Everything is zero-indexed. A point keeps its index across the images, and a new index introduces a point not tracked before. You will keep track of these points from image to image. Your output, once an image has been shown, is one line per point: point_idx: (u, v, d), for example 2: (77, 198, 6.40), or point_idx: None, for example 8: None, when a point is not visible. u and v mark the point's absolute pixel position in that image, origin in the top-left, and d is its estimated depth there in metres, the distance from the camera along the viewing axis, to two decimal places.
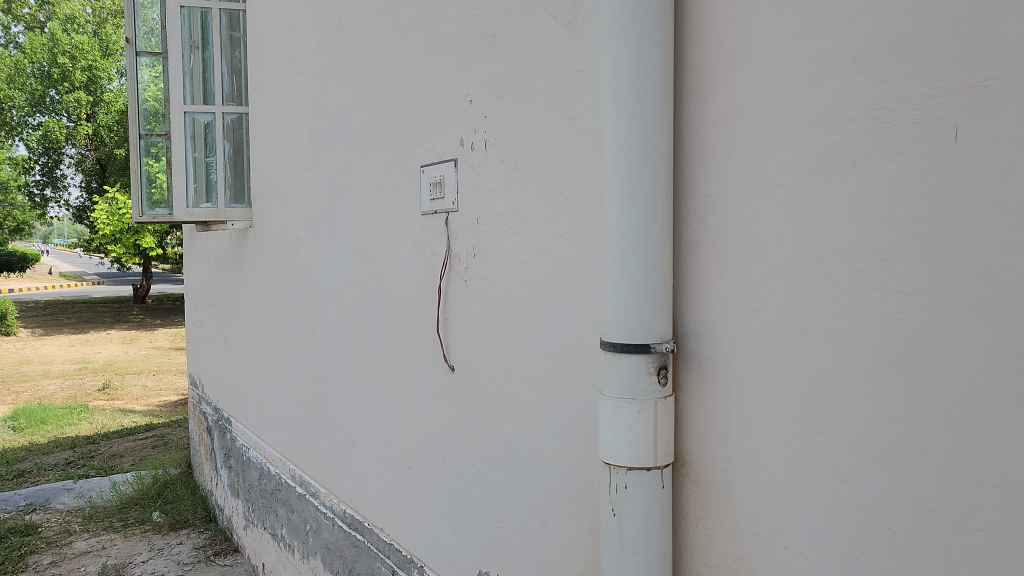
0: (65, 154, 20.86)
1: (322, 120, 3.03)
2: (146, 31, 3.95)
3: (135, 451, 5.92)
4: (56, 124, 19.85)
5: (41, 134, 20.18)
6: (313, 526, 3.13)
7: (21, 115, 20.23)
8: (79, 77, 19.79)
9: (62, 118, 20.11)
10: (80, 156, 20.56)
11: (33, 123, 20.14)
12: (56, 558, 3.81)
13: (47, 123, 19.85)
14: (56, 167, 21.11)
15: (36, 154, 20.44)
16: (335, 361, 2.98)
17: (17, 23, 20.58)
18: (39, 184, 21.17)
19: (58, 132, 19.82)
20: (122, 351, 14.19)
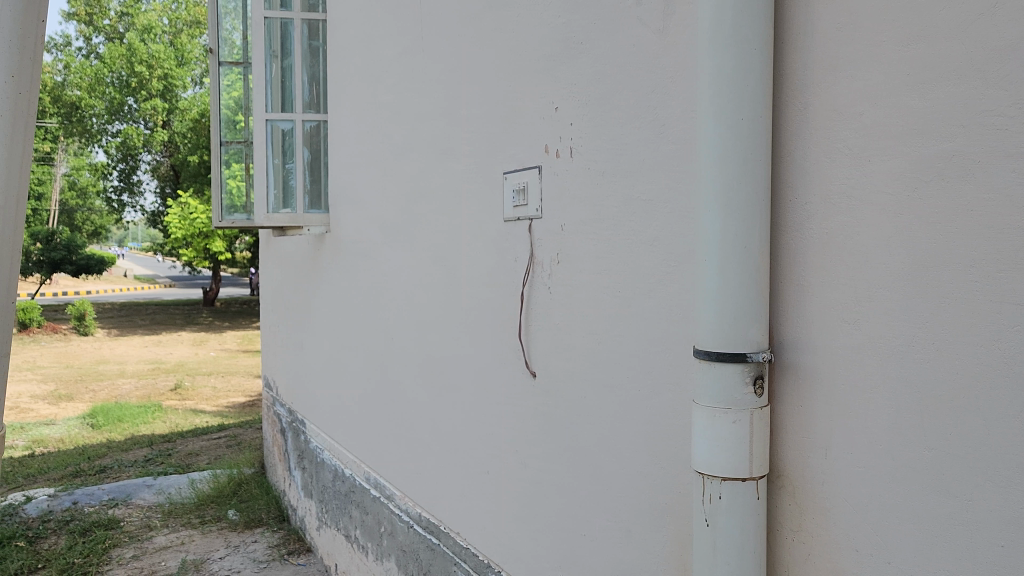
0: (142, 161, 21.84)
1: (402, 128, 3.08)
2: (226, 43, 4.42)
3: (209, 450, 6.08)
4: (134, 131, 20.66)
5: (120, 142, 21.11)
6: (387, 529, 3.17)
7: (101, 123, 21.18)
8: (156, 85, 20.40)
9: (140, 126, 20.88)
10: (156, 163, 21.59)
11: (112, 130, 21.09)
12: (138, 551, 3.93)
13: (126, 131, 20.66)
14: (134, 173, 22.14)
15: (115, 160, 21.42)
16: (412, 366, 3.01)
17: (98, 34, 21.29)
18: (116, 189, 22.02)
19: (136, 139, 20.58)
20: (195, 352, 14.60)
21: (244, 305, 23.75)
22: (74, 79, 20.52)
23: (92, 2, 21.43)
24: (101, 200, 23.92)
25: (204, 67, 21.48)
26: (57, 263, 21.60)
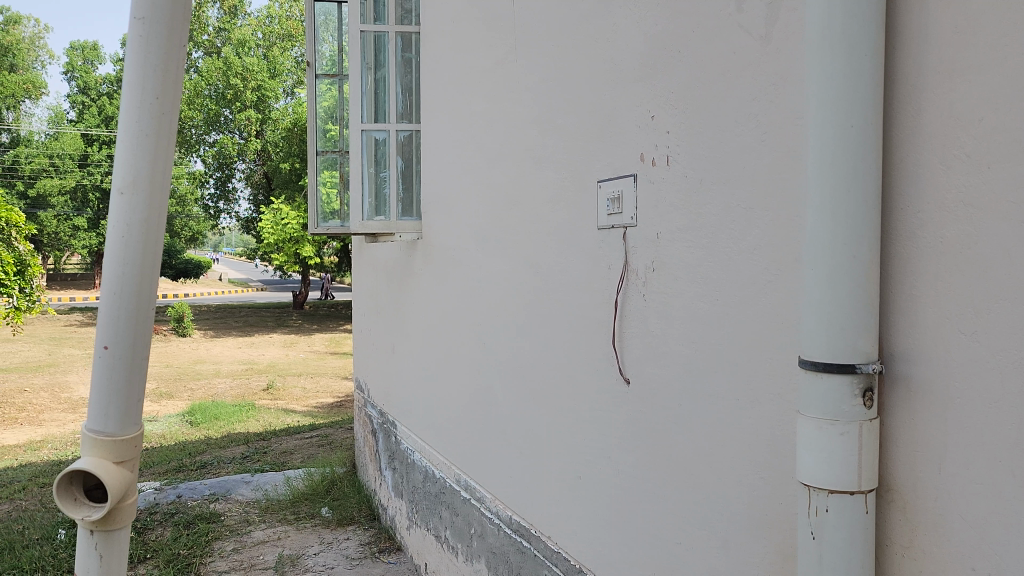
0: (237, 169, 22.83)
1: (494, 136, 3.14)
2: (323, 58, 4.61)
3: (303, 449, 6.28)
4: (230, 141, 21.58)
5: (216, 151, 22.05)
6: (477, 530, 3.22)
7: (199, 134, 22.20)
8: (250, 96, 21.12)
9: (235, 136, 21.81)
10: (249, 171, 22.48)
11: (209, 140, 22.09)
12: (238, 545, 4.10)
13: (222, 141, 21.59)
14: (229, 181, 23.12)
15: (212, 168, 22.46)
16: (504, 370, 3.05)
17: (198, 49, 22.43)
18: (213, 197, 23.13)
19: (231, 149, 21.49)
20: (287, 354, 15.09)
21: (331, 309, 24.36)
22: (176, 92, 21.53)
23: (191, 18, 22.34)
24: (199, 208, 25.00)
25: (296, 78, 22.18)
26: None
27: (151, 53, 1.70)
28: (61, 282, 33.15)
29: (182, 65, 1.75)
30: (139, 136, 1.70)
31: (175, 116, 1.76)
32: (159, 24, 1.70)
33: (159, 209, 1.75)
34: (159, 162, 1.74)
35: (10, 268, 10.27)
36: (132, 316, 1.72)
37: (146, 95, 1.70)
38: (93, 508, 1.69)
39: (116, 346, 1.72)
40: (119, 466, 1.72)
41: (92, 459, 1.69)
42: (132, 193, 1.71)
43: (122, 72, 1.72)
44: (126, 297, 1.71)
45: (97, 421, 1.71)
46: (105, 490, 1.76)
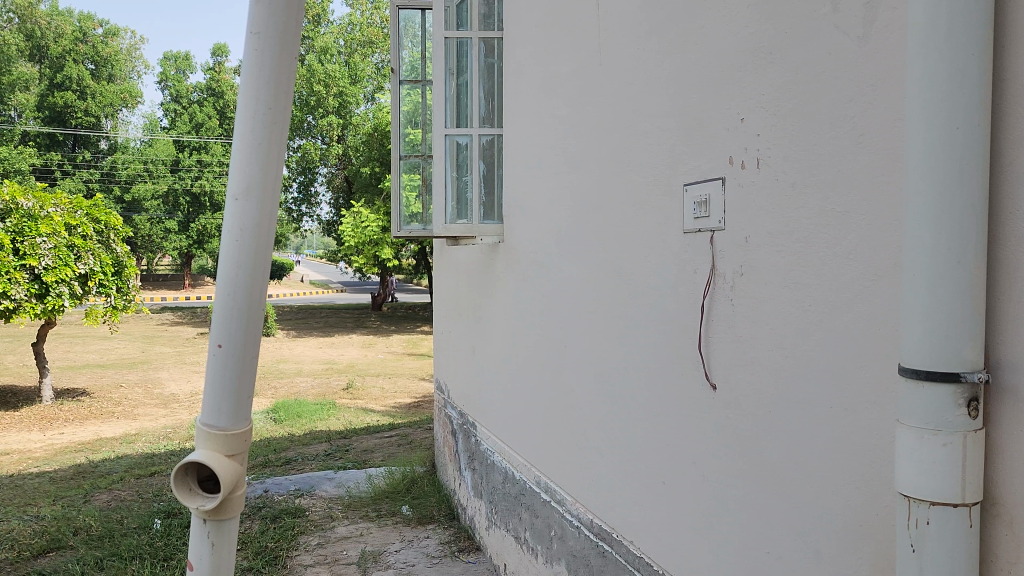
0: (319, 173, 23.50)
1: (578, 140, 3.15)
2: (408, 65, 4.69)
3: (384, 448, 6.40)
4: (313, 146, 22.26)
5: (300, 156, 22.65)
6: (558, 532, 3.24)
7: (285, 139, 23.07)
8: (332, 102, 21.67)
9: (318, 141, 22.46)
10: (331, 175, 23.29)
11: (294, 146, 22.87)
12: (322, 540, 4.22)
13: (306, 146, 22.24)
14: (312, 185, 23.84)
15: (295, 173, 23.14)
16: (586, 373, 3.06)
17: None
18: (296, 200, 23.84)
19: (314, 154, 22.16)
20: (366, 354, 15.44)
21: (409, 310, 24.75)
22: None
23: None
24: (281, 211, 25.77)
25: (376, 84, 22.82)
26: None
27: (266, 66, 1.78)
28: (154, 280, 34.58)
29: (293, 77, 1.81)
30: (252, 146, 1.78)
31: (287, 126, 1.83)
32: (274, 38, 1.77)
33: (271, 215, 1.82)
34: (270, 170, 1.81)
35: (108, 268, 10.76)
36: (245, 319, 1.79)
37: (258, 106, 1.78)
38: (206, 499, 1.77)
39: (229, 346, 1.78)
40: (231, 459, 1.80)
41: (207, 453, 1.78)
42: (247, 200, 1.78)
43: (238, 84, 1.80)
44: (239, 299, 1.78)
45: (211, 415, 1.79)
46: (220, 483, 1.85)
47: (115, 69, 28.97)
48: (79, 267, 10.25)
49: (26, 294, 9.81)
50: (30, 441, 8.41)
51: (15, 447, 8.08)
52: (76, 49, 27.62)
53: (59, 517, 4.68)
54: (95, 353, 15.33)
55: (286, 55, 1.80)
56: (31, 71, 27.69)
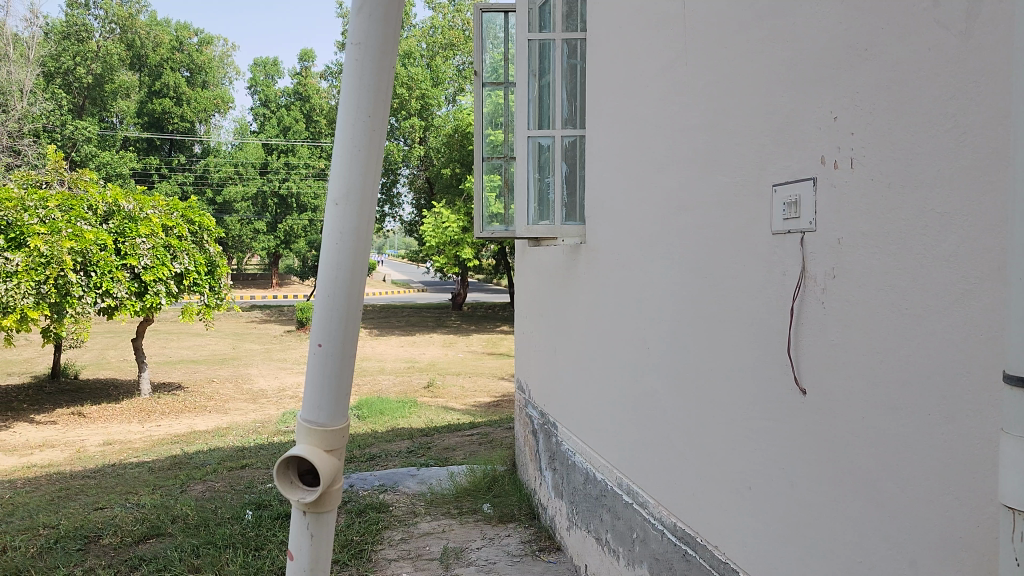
0: (401, 175, 23.98)
1: (663, 140, 3.12)
2: (492, 67, 4.70)
3: (464, 446, 6.47)
4: (397, 149, 22.73)
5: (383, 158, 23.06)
6: (640, 535, 3.23)
7: None
8: (415, 105, 22.01)
9: (401, 144, 22.90)
10: (413, 176, 23.73)
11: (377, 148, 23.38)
12: (405, 535, 4.30)
13: (390, 148, 22.60)
14: (394, 187, 24.38)
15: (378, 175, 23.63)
16: (670, 375, 3.04)
17: None
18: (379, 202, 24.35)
19: (397, 155, 22.62)
20: (446, 353, 15.63)
21: (488, 309, 24.91)
22: None
23: None
24: None
25: (457, 86, 23.25)
26: None
27: (367, 74, 1.83)
28: (243, 279, 35.76)
29: (392, 84, 1.87)
30: (352, 152, 1.84)
31: (385, 133, 1.89)
32: (373, 46, 1.83)
33: (369, 218, 1.87)
34: (369, 177, 1.86)
35: (201, 268, 11.22)
36: (344, 319, 1.85)
37: (358, 114, 1.84)
38: (306, 493, 1.85)
39: (329, 345, 1.85)
40: (330, 453, 1.87)
41: (307, 447, 1.85)
42: (345, 204, 1.85)
43: (340, 92, 1.86)
44: (339, 300, 1.84)
45: (311, 412, 1.85)
46: (318, 477, 1.92)
47: (209, 77, 30.13)
48: (175, 267, 10.71)
49: (127, 292, 10.29)
50: (129, 432, 8.83)
51: (116, 437, 8.51)
52: (173, 57, 28.66)
53: (158, 506, 4.90)
54: (189, 348, 15.99)
55: (384, 64, 1.85)
56: (131, 79, 27.91)
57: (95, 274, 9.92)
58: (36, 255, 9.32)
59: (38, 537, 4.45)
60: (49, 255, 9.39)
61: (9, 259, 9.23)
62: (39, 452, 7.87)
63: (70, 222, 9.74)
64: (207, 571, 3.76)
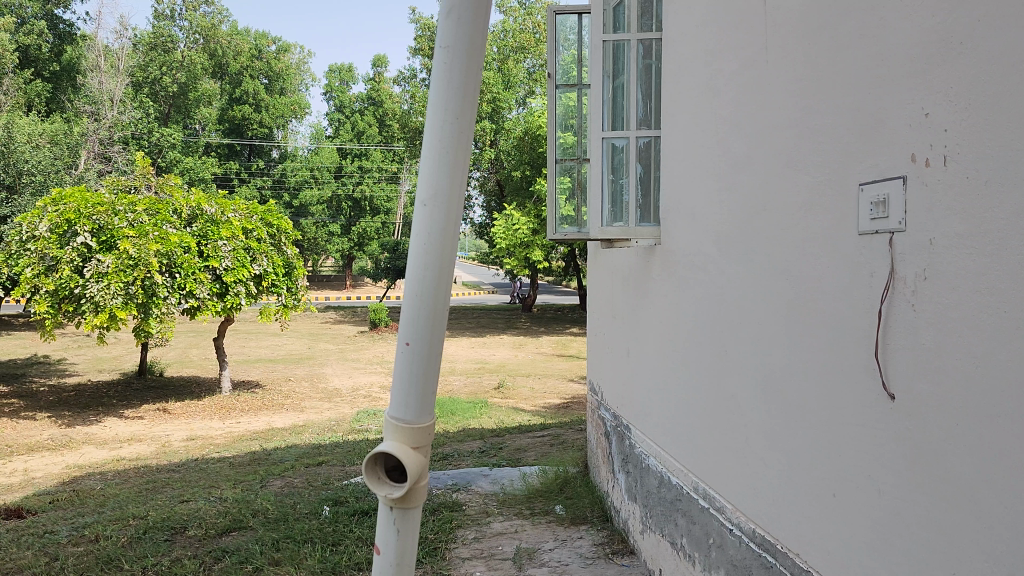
0: (472, 177, 24.18)
1: (742, 140, 3.07)
2: (565, 69, 4.64)
3: (536, 447, 6.48)
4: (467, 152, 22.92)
5: None
6: (717, 540, 3.18)
7: None
8: (485, 108, 22.14)
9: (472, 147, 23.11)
10: (483, 179, 23.89)
11: None
12: (478, 535, 4.33)
13: None
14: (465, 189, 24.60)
15: None
16: (749, 378, 2.98)
17: None
18: None
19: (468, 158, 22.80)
20: (516, 354, 15.70)
21: (557, 311, 24.89)
22: (420, 107, 23.29)
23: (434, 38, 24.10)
24: None
25: (527, 88, 23.25)
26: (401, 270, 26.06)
27: (454, 79, 1.86)
28: (318, 280, 36.65)
29: (479, 86, 1.89)
30: (439, 155, 1.86)
31: (471, 137, 1.91)
32: (461, 49, 1.85)
33: (456, 219, 1.90)
34: (456, 179, 1.89)
35: (279, 269, 11.52)
36: (430, 318, 1.88)
37: (446, 116, 1.86)
38: (393, 489, 1.88)
39: (416, 344, 1.87)
40: (416, 451, 1.90)
41: (395, 445, 1.88)
42: (433, 205, 1.88)
43: (428, 97, 1.89)
44: (426, 300, 1.87)
45: (398, 409, 1.88)
46: (405, 473, 1.96)
47: (286, 83, 30.92)
48: (254, 268, 11.01)
49: (209, 293, 10.64)
50: (211, 428, 9.12)
51: (198, 433, 8.81)
52: (252, 65, 29.54)
53: (240, 500, 5.06)
54: (266, 348, 16.45)
55: (471, 69, 1.87)
56: (213, 87, 28.75)
57: (179, 276, 10.31)
58: (124, 257, 9.77)
59: (128, 527, 4.64)
60: (136, 257, 9.82)
61: (101, 260, 9.73)
62: (128, 446, 8.19)
63: (156, 225, 10.14)
64: (287, 565, 3.86)
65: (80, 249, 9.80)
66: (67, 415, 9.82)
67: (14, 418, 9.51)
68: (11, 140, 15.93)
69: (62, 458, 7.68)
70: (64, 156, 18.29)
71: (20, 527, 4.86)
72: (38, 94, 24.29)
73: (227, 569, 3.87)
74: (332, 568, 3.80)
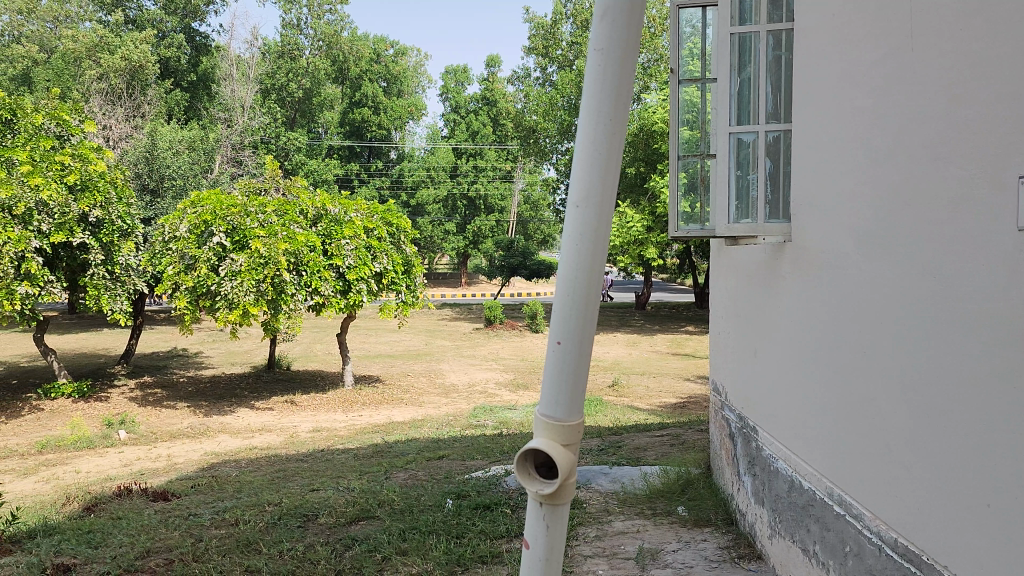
0: None
1: (882, 132, 2.96)
2: (688, 61, 4.52)
3: (656, 446, 6.42)
4: None
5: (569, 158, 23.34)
6: (853, 549, 3.07)
7: (553, 144, 23.91)
8: None
9: None
10: None
11: (562, 149, 23.63)
12: (599, 532, 4.34)
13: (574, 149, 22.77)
14: None
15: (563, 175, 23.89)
16: (891, 381, 2.86)
17: (553, 64, 24.17)
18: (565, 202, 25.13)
19: None
20: (630, 353, 15.56)
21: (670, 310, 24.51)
22: (534, 105, 23.31)
23: (548, 35, 24.12)
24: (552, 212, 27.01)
25: (641, 84, 22.88)
26: (516, 268, 26.45)
27: (608, 80, 1.90)
28: (434, 277, 37.49)
29: (632, 87, 1.92)
30: (592, 155, 1.90)
31: (623, 139, 1.93)
32: (615, 50, 1.89)
33: (608, 218, 1.93)
34: (608, 180, 1.92)
35: (399, 268, 11.77)
36: (580, 318, 1.91)
37: (600, 117, 1.90)
38: (543, 485, 1.93)
39: (567, 342, 1.91)
40: (566, 448, 1.93)
41: (545, 441, 1.93)
42: (585, 206, 1.91)
43: (581, 98, 1.94)
44: (576, 300, 1.91)
45: (549, 407, 1.92)
46: (553, 470, 2.00)
47: (403, 86, 31.67)
48: (375, 266, 11.31)
49: (334, 290, 11.02)
50: (335, 421, 9.48)
51: (324, 425, 9.18)
52: (371, 69, 30.38)
53: (366, 491, 5.23)
54: (386, 344, 16.95)
55: (623, 72, 1.90)
56: (334, 91, 29.78)
57: (306, 274, 10.75)
58: (255, 256, 10.28)
59: (265, 512, 4.89)
60: (267, 256, 10.31)
61: (235, 259, 10.30)
62: (259, 436, 8.63)
63: (284, 225, 10.58)
64: (414, 555, 3.97)
65: (216, 249, 10.42)
66: (204, 405, 10.42)
67: (157, 407, 10.18)
68: (155, 147, 17.02)
69: (201, 446, 8.16)
70: (201, 160, 19.37)
71: (168, 509, 5.20)
72: (178, 103, 25.79)
73: (358, 557, 4.01)
74: (456, 560, 3.89)
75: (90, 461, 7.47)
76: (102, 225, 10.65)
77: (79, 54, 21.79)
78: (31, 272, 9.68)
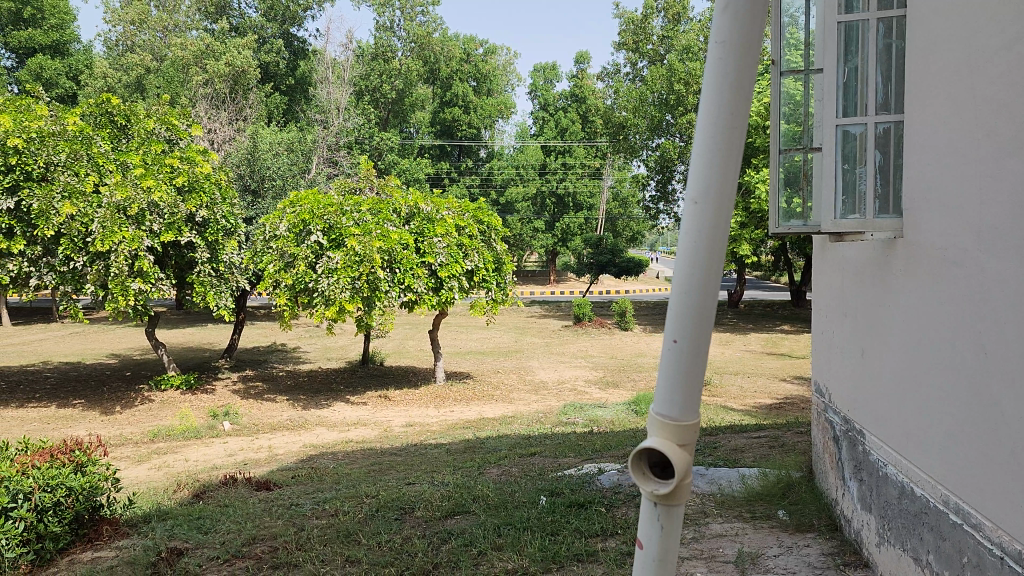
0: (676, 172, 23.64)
1: (1007, 121, 2.80)
2: (789, 48, 4.23)
3: (754, 448, 6.27)
4: (671, 144, 22.42)
5: (659, 154, 23.05)
6: (973, 559, 2.92)
7: (643, 140, 23.61)
8: None
9: (676, 139, 22.54)
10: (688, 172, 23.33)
11: (652, 144, 23.32)
12: (697, 534, 4.28)
13: (664, 144, 22.44)
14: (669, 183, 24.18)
15: (653, 171, 23.59)
16: (1016, 382, 2.69)
17: (644, 58, 23.86)
18: (655, 198, 24.80)
19: (672, 152, 22.21)
20: (723, 352, 15.24)
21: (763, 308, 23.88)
22: (624, 101, 23.10)
23: (638, 30, 23.88)
24: (642, 209, 26.71)
25: None
26: (605, 264, 26.29)
27: (727, 74, 1.86)
28: (523, 275, 37.61)
29: (754, 83, 1.88)
30: (709, 151, 1.87)
31: (743, 134, 1.89)
32: (735, 44, 1.86)
33: (727, 215, 1.89)
34: (726, 180, 1.88)
35: (490, 265, 11.84)
36: (697, 317, 1.88)
37: (718, 111, 1.87)
38: (658, 483, 1.92)
39: (683, 341, 1.89)
40: (682, 448, 1.91)
41: (660, 440, 1.91)
42: (703, 202, 1.88)
43: (700, 94, 1.91)
44: (693, 297, 1.89)
45: (665, 406, 1.91)
46: (667, 470, 1.97)
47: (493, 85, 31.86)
48: (466, 264, 11.42)
49: (426, 288, 11.17)
50: (427, 416, 9.64)
51: (416, 420, 9.34)
52: (462, 69, 30.65)
53: (461, 486, 5.29)
54: (476, 341, 17.11)
55: (742, 67, 1.86)
56: (425, 92, 30.22)
57: (399, 271, 10.95)
58: (351, 254, 10.50)
59: (363, 504, 5.01)
60: (361, 254, 10.50)
61: (331, 257, 10.59)
62: (354, 429, 8.85)
63: (378, 224, 10.78)
64: (509, 550, 3.99)
65: (314, 247, 10.79)
66: (302, 398, 10.76)
67: (258, 399, 10.57)
68: (256, 149, 17.65)
69: (300, 438, 8.43)
70: (299, 162, 19.98)
71: (272, 498, 5.39)
72: (277, 107, 26.70)
73: (454, 550, 4.06)
74: (552, 557, 3.88)
75: (198, 450, 7.82)
76: (207, 224, 11.12)
77: (187, 61, 22.79)
78: (143, 270, 10.19)
